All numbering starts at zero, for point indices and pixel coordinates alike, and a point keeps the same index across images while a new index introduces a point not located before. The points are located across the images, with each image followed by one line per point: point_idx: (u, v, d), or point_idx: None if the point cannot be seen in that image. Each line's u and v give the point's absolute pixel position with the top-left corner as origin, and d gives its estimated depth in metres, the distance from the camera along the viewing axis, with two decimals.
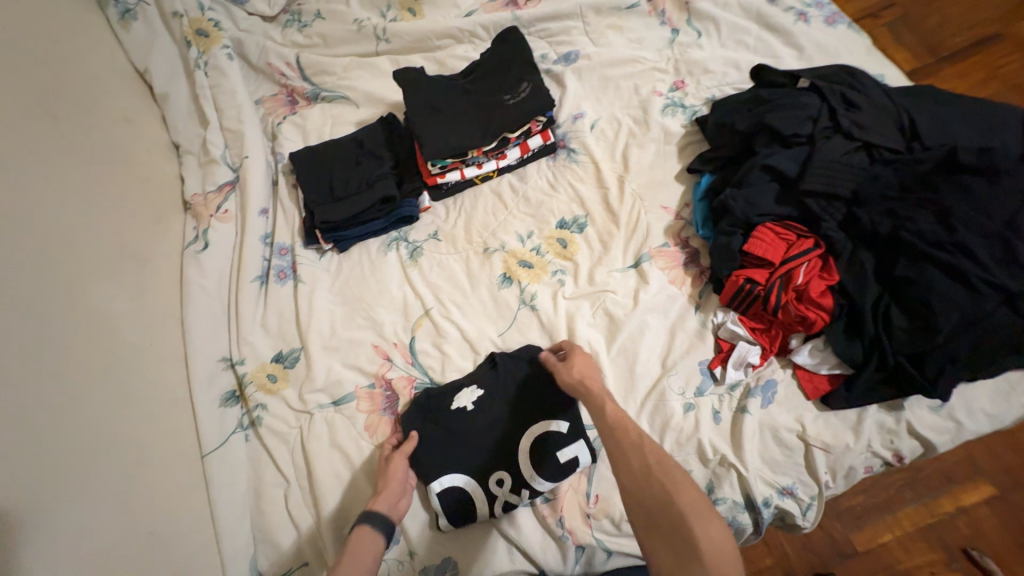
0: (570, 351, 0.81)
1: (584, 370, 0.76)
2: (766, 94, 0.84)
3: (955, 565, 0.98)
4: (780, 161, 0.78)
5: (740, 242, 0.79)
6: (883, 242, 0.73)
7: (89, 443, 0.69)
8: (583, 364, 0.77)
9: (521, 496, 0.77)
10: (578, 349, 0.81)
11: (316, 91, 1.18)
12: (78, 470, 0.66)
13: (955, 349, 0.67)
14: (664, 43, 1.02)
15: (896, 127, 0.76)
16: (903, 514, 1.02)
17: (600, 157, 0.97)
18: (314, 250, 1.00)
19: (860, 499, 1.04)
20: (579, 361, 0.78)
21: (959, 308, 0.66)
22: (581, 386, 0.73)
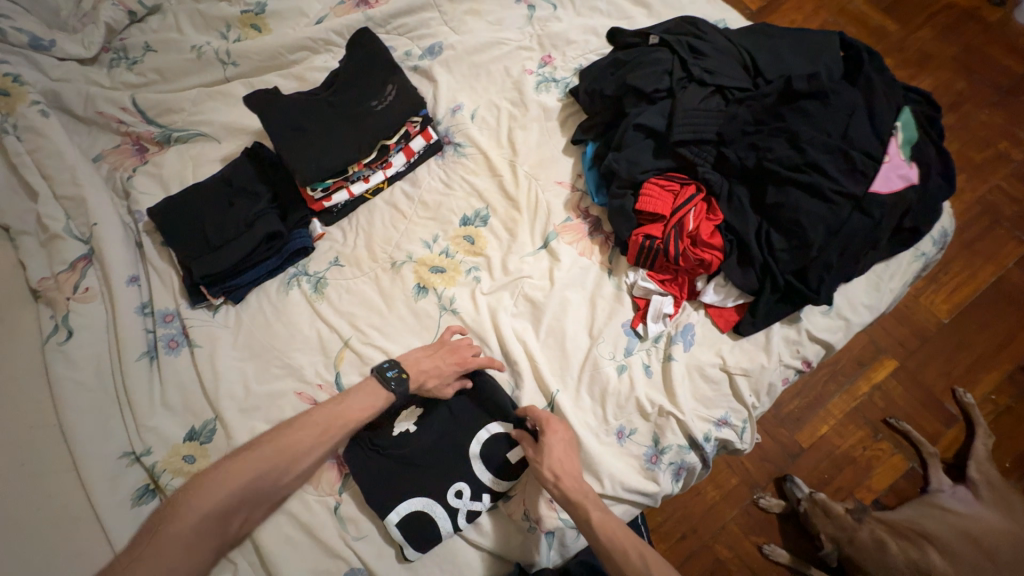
0: (550, 434, 0.74)
1: (560, 467, 0.72)
2: (624, 56, 0.86)
3: (880, 436, 1.12)
4: (649, 119, 0.80)
5: (632, 202, 0.82)
6: (752, 174, 0.78)
7: None
8: (563, 457, 0.73)
9: (483, 501, 0.77)
10: (555, 427, 0.75)
11: (166, 133, 1.05)
12: None
13: (830, 256, 0.74)
14: (523, 20, 1.02)
15: (740, 67, 0.82)
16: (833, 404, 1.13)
17: (487, 145, 0.96)
18: (204, 308, 0.90)
19: (797, 403, 1.14)
20: (557, 451, 0.73)
21: (822, 220, 0.73)
22: (558, 490, 0.71)
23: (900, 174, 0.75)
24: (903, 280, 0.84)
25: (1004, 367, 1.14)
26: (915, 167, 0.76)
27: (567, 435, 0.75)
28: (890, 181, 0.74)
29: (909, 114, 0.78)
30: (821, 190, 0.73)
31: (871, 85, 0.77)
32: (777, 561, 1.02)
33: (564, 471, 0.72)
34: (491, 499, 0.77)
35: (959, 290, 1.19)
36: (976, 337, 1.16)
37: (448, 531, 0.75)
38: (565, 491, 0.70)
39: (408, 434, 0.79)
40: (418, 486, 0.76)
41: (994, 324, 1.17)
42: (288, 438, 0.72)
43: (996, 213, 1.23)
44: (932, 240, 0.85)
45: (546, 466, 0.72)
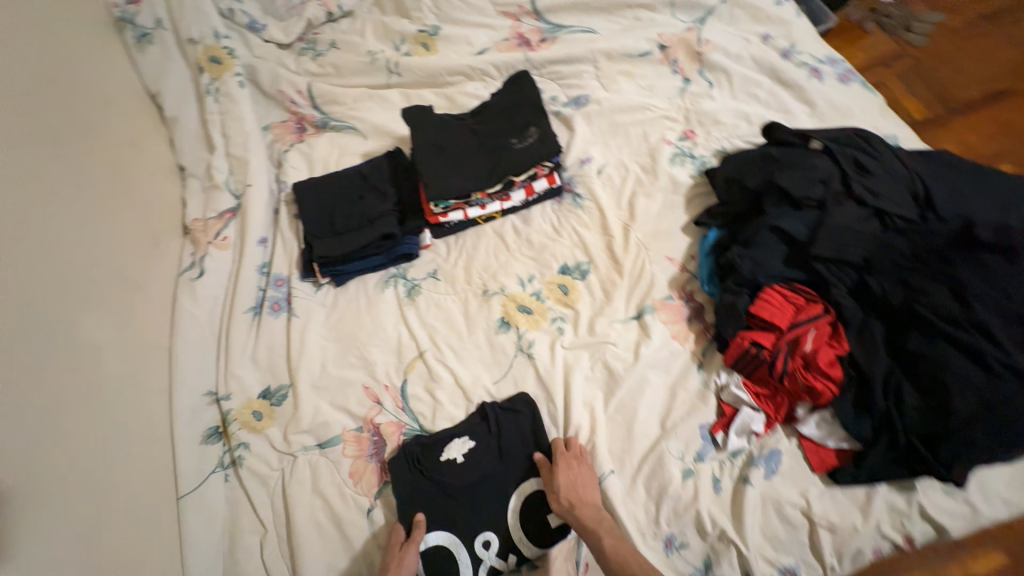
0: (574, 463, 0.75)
1: (574, 492, 0.72)
2: (776, 152, 0.82)
3: None
4: (789, 223, 0.75)
5: (745, 303, 0.76)
6: (897, 313, 0.70)
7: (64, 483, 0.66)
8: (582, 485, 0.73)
9: (508, 561, 0.75)
10: (573, 457, 0.76)
11: (325, 120, 1.18)
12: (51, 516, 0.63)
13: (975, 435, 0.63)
14: (675, 91, 1.01)
15: (909, 196, 0.74)
16: None
17: (606, 203, 0.96)
18: (310, 283, 0.98)
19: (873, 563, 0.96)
20: (570, 478, 0.74)
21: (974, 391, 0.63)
22: (573, 515, 0.70)
23: None
24: None
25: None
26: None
27: (584, 465, 0.75)
28: None
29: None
30: (979, 357, 0.64)
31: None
32: None
33: (578, 497, 0.72)
34: (516, 561, 0.75)
35: None
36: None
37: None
38: (580, 518, 0.70)
39: (456, 465, 0.79)
40: (450, 521, 0.76)
41: None
42: None
43: None
44: None
45: (558, 491, 0.72)
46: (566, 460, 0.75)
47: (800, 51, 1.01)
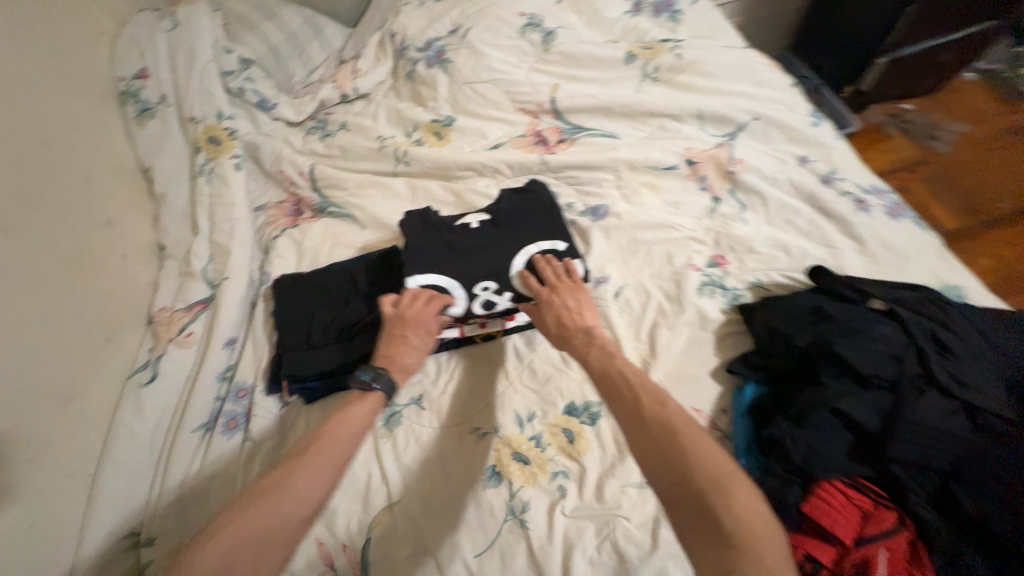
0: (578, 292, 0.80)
1: (563, 315, 0.77)
2: (830, 309, 0.70)
3: None
4: (854, 408, 0.61)
5: (798, 497, 0.60)
6: (1001, 546, 0.54)
7: None
8: (554, 304, 0.78)
9: (503, 297, 0.83)
10: (559, 285, 0.80)
11: (324, 204, 1.10)
12: None
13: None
14: (703, 210, 0.92)
15: (1001, 383, 0.61)
16: None
17: (623, 334, 0.83)
18: (275, 399, 0.85)
19: None
20: (560, 302, 0.78)
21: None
22: (560, 333, 0.76)
23: None
24: None
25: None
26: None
27: (571, 290, 0.80)
28: None
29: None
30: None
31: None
32: None
33: (568, 321, 0.76)
34: (511, 299, 0.83)
35: None
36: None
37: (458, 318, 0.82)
38: (574, 341, 0.74)
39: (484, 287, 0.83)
40: (455, 269, 0.83)
41: None
42: (336, 432, 0.67)
43: None
44: None
45: (549, 312, 0.78)
46: (551, 279, 0.81)
47: (842, 177, 0.92)
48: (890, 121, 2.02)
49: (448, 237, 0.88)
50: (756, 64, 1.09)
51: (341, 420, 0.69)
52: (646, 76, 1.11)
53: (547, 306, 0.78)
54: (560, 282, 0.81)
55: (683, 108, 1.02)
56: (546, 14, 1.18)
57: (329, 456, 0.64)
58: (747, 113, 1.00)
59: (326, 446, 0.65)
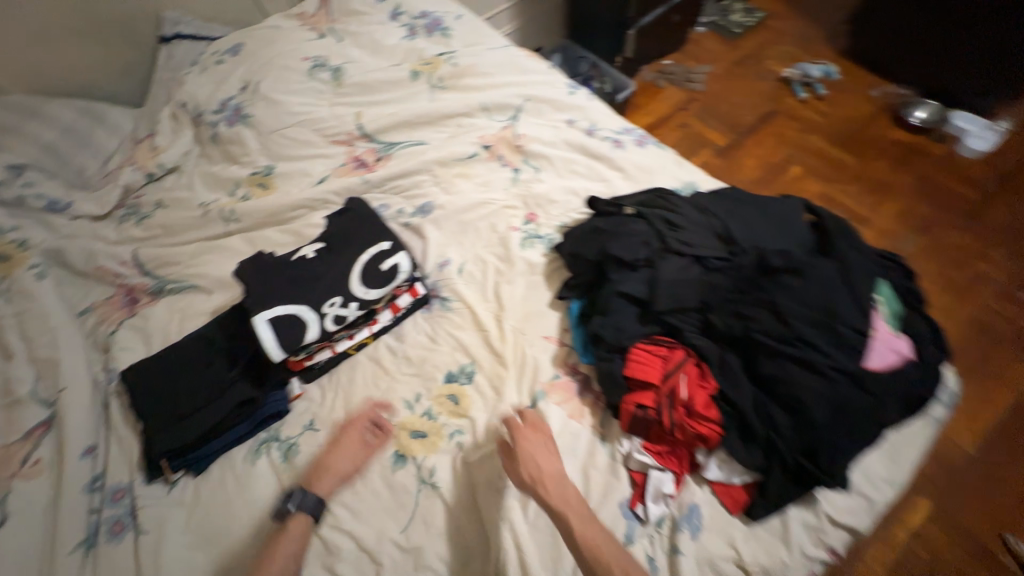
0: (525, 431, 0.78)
1: (539, 469, 0.73)
2: (602, 225, 0.89)
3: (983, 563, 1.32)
4: (631, 287, 0.81)
5: (619, 367, 0.79)
6: (743, 343, 0.75)
7: None
8: (534, 456, 0.75)
9: (350, 308, 0.84)
10: (530, 431, 0.78)
11: (161, 284, 1.08)
12: None
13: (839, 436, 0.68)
14: (508, 181, 1.10)
15: (715, 237, 0.83)
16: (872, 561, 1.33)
17: (474, 300, 0.97)
18: (161, 483, 0.82)
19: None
20: (536, 449, 0.76)
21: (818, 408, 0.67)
22: (537, 490, 0.72)
23: (895, 349, 0.70)
24: (921, 448, 0.76)
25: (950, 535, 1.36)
26: (905, 336, 0.73)
27: (542, 440, 0.77)
28: (886, 358, 0.70)
29: (885, 288, 0.76)
30: (809, 369, 0.69)
31: (848, 254, 0.76)
32: None
33: (540, 472, 0.73)
34: (360, 307, 0.85)
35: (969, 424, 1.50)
36: (937, 511, 1.39)
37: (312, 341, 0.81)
38: (546, 494, 0.72)
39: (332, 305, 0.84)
40: (298, 298, 0.83)
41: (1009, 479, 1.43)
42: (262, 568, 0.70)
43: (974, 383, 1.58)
44: (941, 403, 0.78)
45: (521, 468, 0.74)
46: (520, 432, 0.77)
47: (600, 127, 1.17)
48: (659, 77, 2.52)
49: (284, 271, 0.87)
50: (518, 57, 1.32)
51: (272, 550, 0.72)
52: (435, 86, 1.27)
53: (518, 470, 0.74)
54: (522, 440, 0.77)
55: (470, 105, 1.20)
56: (330, 54, 1.29)
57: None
58: (519, 97, 1.22)
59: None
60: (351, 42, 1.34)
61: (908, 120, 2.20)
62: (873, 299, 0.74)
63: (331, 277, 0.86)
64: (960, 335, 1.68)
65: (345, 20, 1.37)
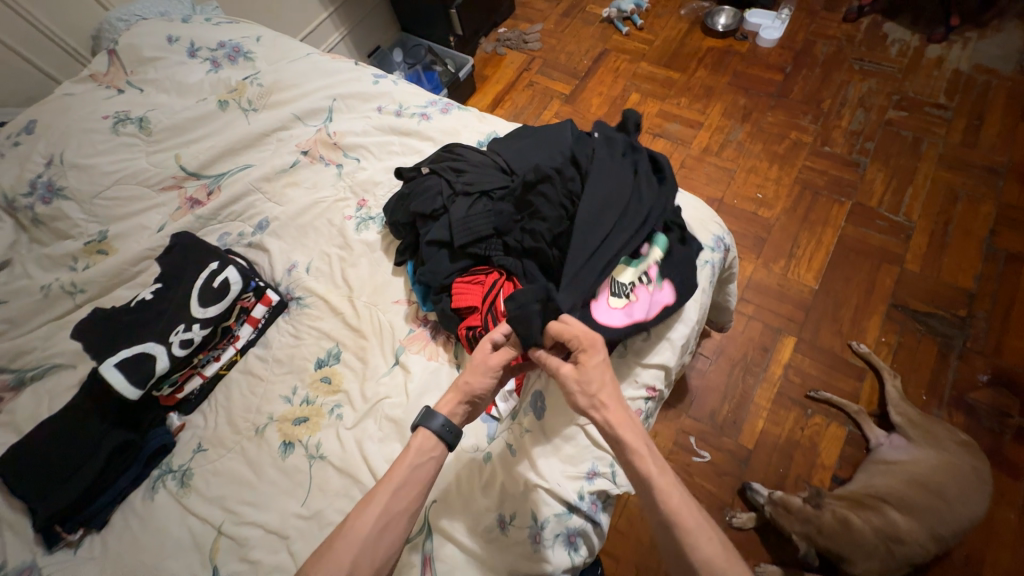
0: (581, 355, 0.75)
1: (587, 381, 0.73)
2: (408, 190, 1.00)
3: (845, 371, 1.58)
4: (435, 234, 0.93)
5: (446, 303, 0.92)
6: (533, 252, 0.89)
7: None
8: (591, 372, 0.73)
9: (194, 330, 0.92)
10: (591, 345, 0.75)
11: (19, 375, 1.06)
12: None
13: (607, 318, 0.83)
14: (335, 177, 1.19)
15: (498, 171, 0.97)
16: (762, 399, 1.57)
17: (326, 290, 1.05)
18: (64, 548, 0.86)
19: (763, 418, 1.54)
20: (593, 364, 0.74)
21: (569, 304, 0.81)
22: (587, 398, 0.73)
23: (657, 299, 0.86)
24: (699, 287, 0.95)
25: (814, 358, 1.62)
26: (667, 283, 0.87)
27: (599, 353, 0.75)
28: (654, 302, 0.85)
29: (663, 240, 0.90)
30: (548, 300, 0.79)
31: (590, 173, 0.89)
32: (744, 525, 1.39)
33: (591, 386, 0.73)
34: (203, 327, 0.93)
35: (812, 262, 1.77)
36: (800, 343, 1.64)
37: (166, 370, 0.89)
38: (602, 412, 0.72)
39: (176, 332, 0.91)
40: (144, 336, 0.91)
41: (856, 295, 1.69)
42: (386, 495, 0.70)
43: (812, 229, 1.84)
44: (709, 248, 0.99)
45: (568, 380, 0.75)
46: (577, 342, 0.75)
47: (407, 106, 1.27)
48: (498, 45, 2.64)
49: (124, 318, 0.93)
50: (321, 62, 1.38)
51: (405, 467, 0.73)
52: (247, 109, 1.31)
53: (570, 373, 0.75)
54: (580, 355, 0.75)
55: (282, 119, 1.26)
56: (132, 107, 1.29)
57: (404, 500, 0.71)
58: (327, 99, 1.29)
59: (396, 493, 0.71)
60: (153, 89, 1.33)
61: (714, 28, 2.46)
62: (645, 246, 0.89)
63: (171, 309, 0.94)
64: (792, 194, 1.93)
65: (140, 70, 1.35)
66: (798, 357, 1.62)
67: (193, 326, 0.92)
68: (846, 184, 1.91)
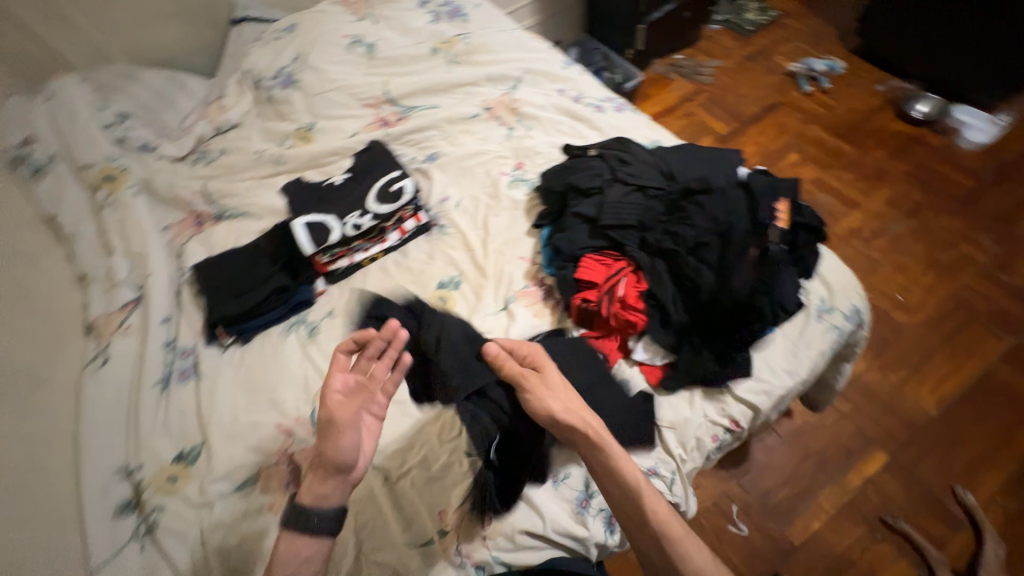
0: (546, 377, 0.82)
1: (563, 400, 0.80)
2: (571, 164, 1.10)
3: (936, 513, 1.41)
4: (583, 209, 1.02)
5: (570, 272, 0.98)
6: (670, 254, 0.93)
7: None
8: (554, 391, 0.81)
9: (366, 219, 1.14)
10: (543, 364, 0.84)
11: (222, 211, 1.34)
12: None
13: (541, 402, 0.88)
14: (504, 137, 1.32)
15: (658, 173, 1.03)
16: (827, 501, 1.45)
17: (466, 227, 1.19)
18: (216, 346, 1.09)
19: (821, 520, 1.42)
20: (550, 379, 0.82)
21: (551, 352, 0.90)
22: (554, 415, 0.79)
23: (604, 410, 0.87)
24: (819, 348, 0.93)
25: (904, 485, 1.45)
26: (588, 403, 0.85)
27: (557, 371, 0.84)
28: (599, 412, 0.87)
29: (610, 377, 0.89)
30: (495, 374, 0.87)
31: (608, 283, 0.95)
32: None
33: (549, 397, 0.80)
34: (372, 219, 1.14)
35: (940, 386, 1.58)
36: (893, 462, 1.48)
37: (335, 241, 1.12)
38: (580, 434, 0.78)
39: (354, 216, 1.14)
40: (328, 211, 1.15)
41: (979, 440, 1.49)
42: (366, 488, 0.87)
43: (951, 352, 1.64)
44: (843, 315, 0.95)
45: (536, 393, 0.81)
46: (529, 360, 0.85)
47: (586, 95, 1.37)
48: (669, 70, 2.66)
49: (322, 193, 1.19)
50: (523, 39, 1.53)
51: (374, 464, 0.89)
52: (450, 61, 1.51)
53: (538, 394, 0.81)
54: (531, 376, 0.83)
55: (476, 76, 1.43)
56: (366, 33, 1.54)
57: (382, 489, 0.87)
58: (519, 70, 1.43)
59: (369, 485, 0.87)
60: (384, 24, 1.58)
61: (910, 113, 2.27)
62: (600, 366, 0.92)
63: (354, 200, 1.16)
64: (940, 309, 1.73)
65: (380, 7, 1.60)
66: (884, 475, 1.47)
67: (365, 216, 1.14)
68: (1012, 320, 1.68)
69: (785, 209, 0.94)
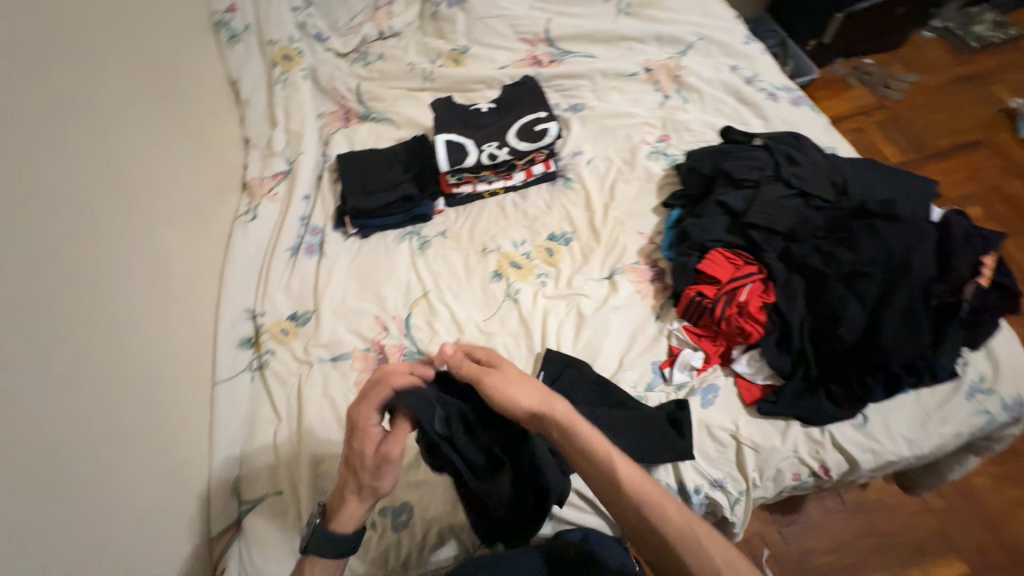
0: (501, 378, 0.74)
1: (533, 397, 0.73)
2: (729, 149, 1.03)
3: None
4: (729, 199, 0.95)
5: (694, 260, 0.93)
6: (813, 273, 0.85)
7: (132, 357, 0.82)
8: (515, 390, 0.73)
9: (502, 151, 1.15)
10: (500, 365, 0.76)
11: (368, 112, 1.42)
12: (132, 371, 0.81)
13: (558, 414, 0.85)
14: (656, 104, 1.24)
15: (829, 183, 0.93)
16: None
17: (591, 187, 1.15)
18: (340, 233, 1.19)
19: None
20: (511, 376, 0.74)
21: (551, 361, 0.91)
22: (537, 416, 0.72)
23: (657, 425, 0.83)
24: (955, 428, 0.81)
25: None
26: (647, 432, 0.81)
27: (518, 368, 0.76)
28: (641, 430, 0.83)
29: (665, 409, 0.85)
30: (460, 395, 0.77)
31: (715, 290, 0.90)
32: None
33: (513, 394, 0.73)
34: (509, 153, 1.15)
35: None
36: None
37: (470, 166, 1.15)
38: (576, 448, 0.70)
39: (493, 146, 1.15)
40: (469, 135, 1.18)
41: None
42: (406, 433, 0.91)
43: None
44: (1001, 403, 0.81)
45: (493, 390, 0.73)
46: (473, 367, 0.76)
47: (762, 79, 1.23)
48: (851, 74, 2.29)
49: (467, 115, 1.21)
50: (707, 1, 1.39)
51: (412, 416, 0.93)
52: (621, 11, 1.41)
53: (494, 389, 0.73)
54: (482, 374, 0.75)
55: (645, 33, 1.33)
56: None
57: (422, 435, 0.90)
58: (694, 35, 1.31)
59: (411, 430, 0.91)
60: None
61: None
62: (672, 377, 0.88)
63: (494, 131, 1.17)
64: None
65: None
66: None
67: (502, 149, 1.15)
68: None
69: (992, 266, 0.79)
